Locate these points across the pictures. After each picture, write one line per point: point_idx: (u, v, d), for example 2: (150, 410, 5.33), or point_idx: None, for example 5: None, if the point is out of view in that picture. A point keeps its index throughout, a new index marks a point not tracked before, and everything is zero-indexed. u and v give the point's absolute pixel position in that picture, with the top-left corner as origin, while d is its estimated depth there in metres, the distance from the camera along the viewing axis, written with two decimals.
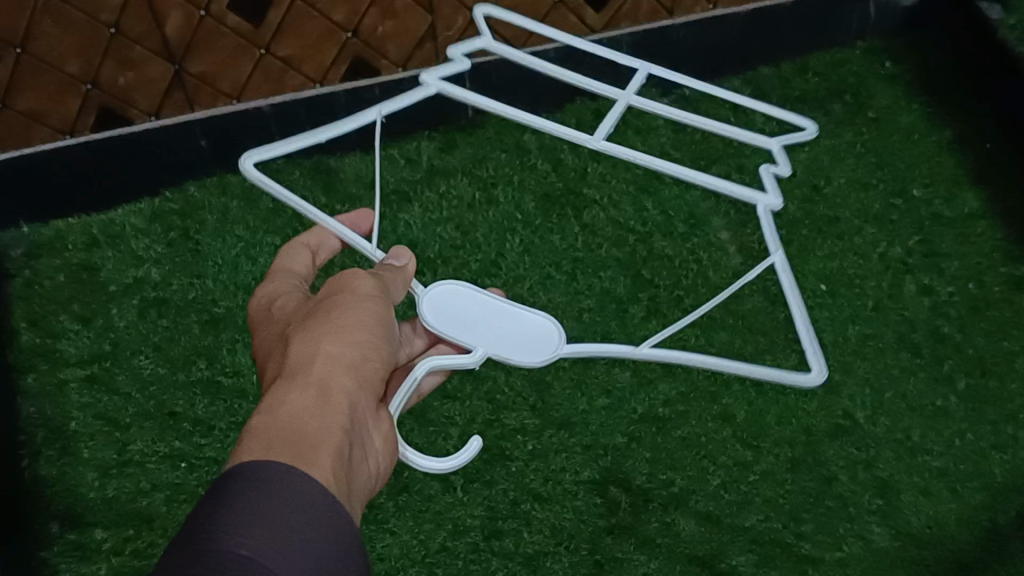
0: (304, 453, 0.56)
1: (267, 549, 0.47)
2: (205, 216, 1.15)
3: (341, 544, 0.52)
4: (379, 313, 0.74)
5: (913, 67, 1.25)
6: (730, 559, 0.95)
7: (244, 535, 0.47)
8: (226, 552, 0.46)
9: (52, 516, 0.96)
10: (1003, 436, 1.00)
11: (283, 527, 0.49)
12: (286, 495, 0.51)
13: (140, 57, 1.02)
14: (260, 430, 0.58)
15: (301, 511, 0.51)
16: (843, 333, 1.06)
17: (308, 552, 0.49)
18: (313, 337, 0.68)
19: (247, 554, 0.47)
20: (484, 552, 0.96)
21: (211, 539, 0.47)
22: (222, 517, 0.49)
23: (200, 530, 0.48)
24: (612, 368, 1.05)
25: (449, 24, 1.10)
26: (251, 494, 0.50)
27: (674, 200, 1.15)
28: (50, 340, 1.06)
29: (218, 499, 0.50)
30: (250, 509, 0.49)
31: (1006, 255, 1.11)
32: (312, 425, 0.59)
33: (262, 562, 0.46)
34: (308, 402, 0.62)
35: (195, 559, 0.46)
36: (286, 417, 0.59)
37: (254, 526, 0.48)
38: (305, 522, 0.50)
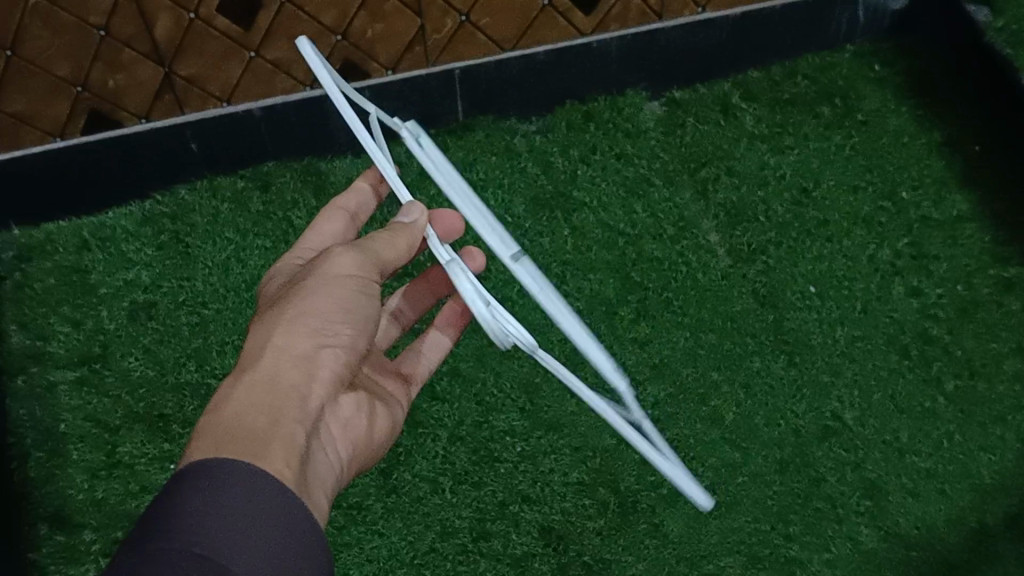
0: (252, 453, 0.54)
1: (222, 545, 0.47)
2: (196, 219, 1.15)
3: (301, 533, 0.52)
4: (362, 293, 0.68)
5: (902, 70, 1.26)
6: (718, 560, 0.95)
7: (196, 534, 0.47)
8: (181, 549, 0.46)
9: (41, 518, 0.96)
10: (991, 437, 1.00)
11: (237, 525, 0.48)
12: (245, 488, 0.51)
13: (130, 59, 1.03)
14: (206, 437, 0.56)
15: (260, 505, 0.51)
16: (832, 335, 1.06)
17: (265, 544, 0.49)
18: (276, 329, 0.64)
19: (201, 550, 0.46)
20: (472, 553, 0.96)
21: (168, 535, 0.47)
22: (174, 513, 0.48)
23: (153, 527, 0.48)
24: (600, 370, 1.04)
25: (438, 28, 1.10)
26: (209, 488, 0.50)
27: (663, 203, 1.15)
28: (40, 343, 1.06)
29: (172, 495, 0.50)
30: (210, 503, 0.49)
31: (995, 256, 1.11)
32: (261, 425, 0.57)
33: (217, 559, 0.47)
34: (258, 402, 0.59)
35: (150, 555, 0.46)
36: (232, 418, 0.57)
37: (209, 522, 0.48)
38: (264, 515, 0.50)
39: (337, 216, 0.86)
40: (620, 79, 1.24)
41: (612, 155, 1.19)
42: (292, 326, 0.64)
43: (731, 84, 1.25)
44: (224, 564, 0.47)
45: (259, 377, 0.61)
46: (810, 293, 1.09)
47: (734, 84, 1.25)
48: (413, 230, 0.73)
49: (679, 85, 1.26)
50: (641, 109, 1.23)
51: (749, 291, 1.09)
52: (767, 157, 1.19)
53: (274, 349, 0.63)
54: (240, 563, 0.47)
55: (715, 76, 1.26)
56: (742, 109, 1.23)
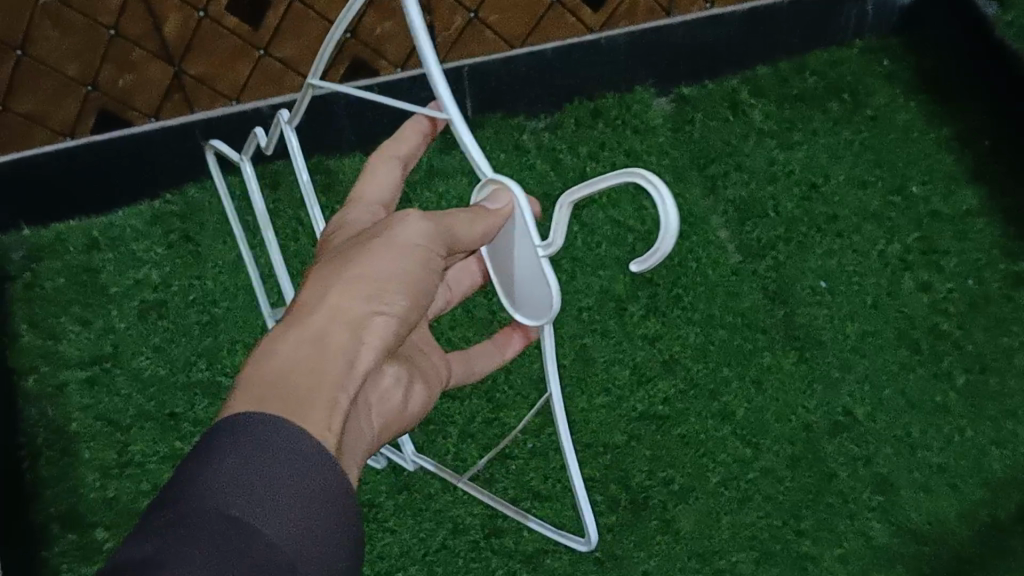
0: (297, 418, 0.45)
1: (260, 509, 0.42)
2: (205, 218, 1.15)
3: (342, 502, 0.45)
4: (427, 268, 0.58)
5: (911, 65, 1.26)
6: (729, 556, 0.95)
7: (233, 494, 0.42)
8: (214, 514, 0.41)
9: (52, 517, 0.97)
10: (1003, 432, 1.01)
11: (278, 491, 0.43)
12: (287, 445, 0.44)
13: (139, 58, 1.03)
14: (246, 393, 0.47)
15: (304, 465, 0.44)
16: (842, 330, 1.06)
17: (305, 510, 0.43)
18: (330, 279, 0.54)
19: (236, 514, 0.42)
20: (484, 550, 0.96)
21: (200, 495, 0.42)
22: (213, 467, 0.43)
23: (187, 480, 0.43)
24: (612, 366, 1.04)
25: (447, 26, 1.10)
26: (248, 440, 0.44)
27: (673, 198, 1.15)
28: (51, 342, 1.06)
29: (210, 445, 0.44)
30: (249, 458, 0.43)
31: (1005, 251, 1.11)
32: (309, 384, 0.48)
33: (251, 525, 0.42)
34: (307, 359, 0.49)
35: (181, 515, 0.41)
36: (282, 367, 0.48)
37: (247, 480, 0.43)
38: (308, 477, 0.44)
39: (392, 168, 0.75)
40: (628, 76, 1.23)
41: (621, 151, 1.18)
42: (349, 278, 0.54)
43: (740, 80, 1.25)
44: (257, 530, 0.42)
45: (312, 330, 0.50)
46: (820, 289, 1.09)
47: (742, 81, 1.25)
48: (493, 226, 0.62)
49: (687, 82, 1.25)
50: (649, 106, 1.22)
51: (759, 287, 1.09)
52: (776, 153, 1.18)
53: (329, 301, 0.52)
54: (276, 530, 0.42)
55: (724, 73, 1.26)
56: (751, 105, 1.22)
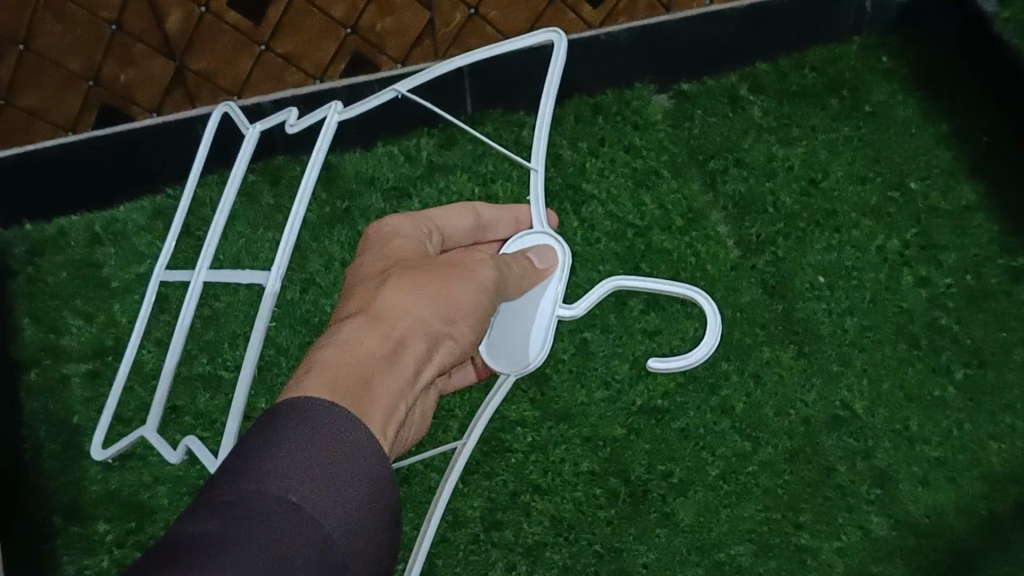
0: (366, 408, 0.44)
1: (320, 501, 0.39)
2: (207, 213, 1.15)
3: (391, 516, 0.42)
4: (485, 303, 0.57)
5: (911, 62, 1.25)
6: (728, 549, 0.96)
7: (294, 480, 0.39)
8: (276, 500, 0.38)
9: (55, 509, 0.98)
10: (1001, 426, 1.01)
11: (340, 484, 0.40)
12: (351, 438, 0.42)
13: (141, 53, 1.03)
14: (319, 373, 0.45)
15: (365, 458, 0.41)
16: (841, 324, 1.07)
17: (363, 504, 0.40)
18: (404, 292, 0.53)
19: (296, 502, 0.38)
20: (485, 543, 0.97)
21: (259, 479, 0.38)
22: (277, 449, 0.40)
23: (247, 462, 0.40)
24: (611, 360, 1.04)
25: (447, 21, 1.10)
26: (307, 428, 0.41)
27: (672, 194, 1.15)
28: (53, 336, 1.07)
29: (274, 428, 0.41)
30: (311, 445, 0.40)
31: (1004, 246, 1.11)
32: (380, 380, 0.46)
33: (313, 515, 0.38)
34: (379, 357, 0.48)
35: (243, 496, 0.38)
36: (358, 361, 0.47)
37: (310, 467, 0.39)
38: (369, 477, 0.41)
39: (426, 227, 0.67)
40: (628, 72, 1.24)
41: (621, 147, 1.18)
42: (421, 293, 0.53)
43: (739, 76, 1.25)
44: (318, 518, 0.38)
45: (384, 332, 0.49)
46: (819, 284, 1.09)
47: (741, 77, 1.25)
48: (536, 278, 0.69)
49: (688, 77, 1.26)
50: (648, 102, 1.23)
51: (758, 282, 1.09)
52: (775, 149, 1.19)
53: (401, 310, 0.51)
54: (337, 521, 0.39)
55: (723, 70, 1.27)
56: (750, 101, 1.23)
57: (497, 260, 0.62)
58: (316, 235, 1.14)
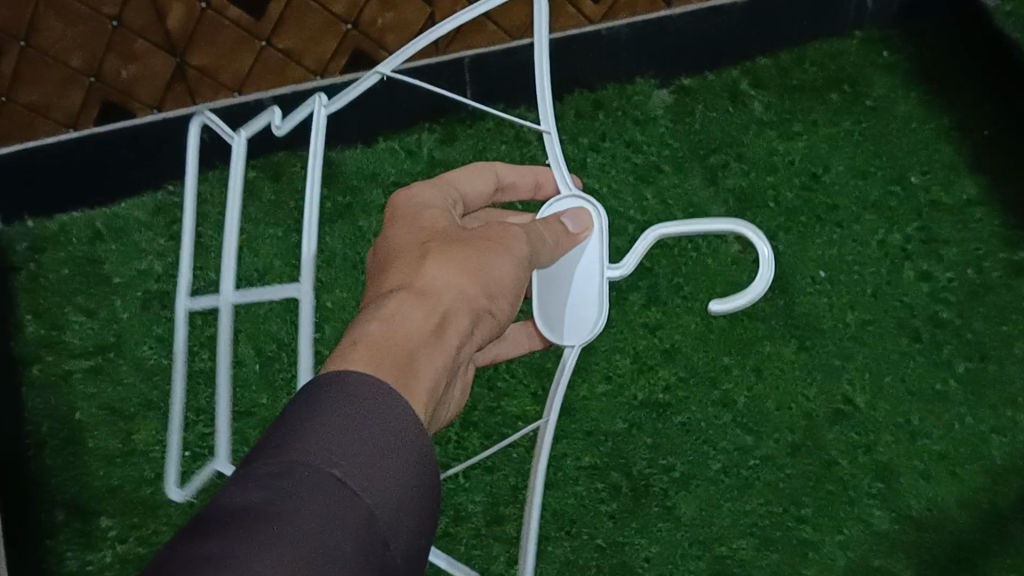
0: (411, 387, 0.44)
1: (366, 477, 0.37)
2: (208, 209, 1.15)
3: (431, 496, 0.41)
4: (517, 280, 0.57)
5: (912, 55, 1.24)
6: (730, 543, 0.97)
7: (339, 454, 0.37)
8: (319, 473, 0.36)
9: (59, 504, 0.99)
10: (1003, 419, 1.01)
11: (384, 461, 0.38)
12: (391, 416, 0.40)
13: (142, 49, 1.03)
14: (364, 348, 0.45)
15: (406, 436, 0.40)
16: (842, 319, 1.07)
17: (404, 486, 0.38)
18: (446, 266, 0.53)
19: (341, 477, 0.36)
20: (486, 538, 0.97)
21: (301, 451, 0.37)
22: (320, 421, 0.38)
23: (287, 431, 0.38)
24: (613, 356, 1.04)
25: (448, 15, 1.11)
26: (350, 402, 0.39)
27: (673, 189, 1.16)
28: (54, 332, 1.07)
29: (316, 399, 0.39)
30: (353, 422, 0.38)
31: (1005, 240, 1.11)
32: (424, 361, 0.46)
33: (358, 491, 0.36)
34: (424, 336, 0.48)
35: (287, 467, 0.36)
36: (402, 337, 0.46)
37: (355, 442, 0.38)
38: (411, 454, 0.40)
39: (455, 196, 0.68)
40: (629, 66, 1.23)
41: (622, 142, 1.18)
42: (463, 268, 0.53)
43: (740, 70, 1.24)
44: (363, 497, 0.36)
45: (428, 309, 0.49)
46: (820, 278, 1.09)
47: (743, 71, 1.24)
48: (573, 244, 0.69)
49: (688, 71, 1.25)
50: (649, 97, 1.22)
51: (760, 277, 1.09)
52: (776, 144, 1.19)
53: (444, 286, 0.51)
54: (382, 501, 0.37)
55: (724, 63, 1.25)
56: (750, 95, 1.23)
57: (528, 230, 0.61)
58: (317, 230, 1.14)
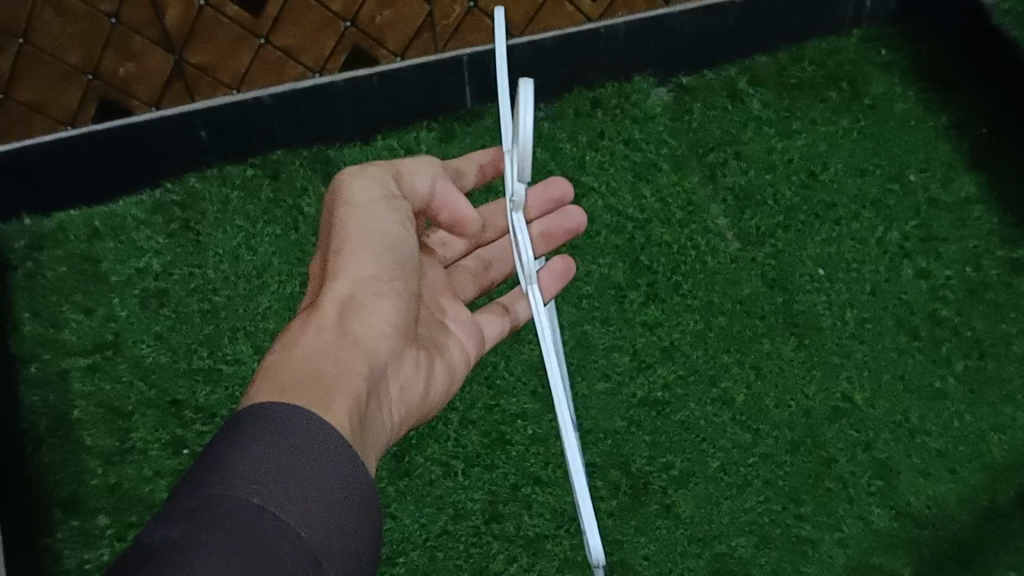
0: (308, 389, 0.66)
1: (280, 496, 0.53)
2: (206, 207, 1.15)
3: (342, 490, 0.57)
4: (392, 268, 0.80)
5: (909, 54, 1.25)
6: (730, 541, 0.95)
7: (257, 485, 0.53)
8: (243, 502, 0.52)
9: (55, 503, 0.98)
10: (1001, 417, 1.01)
11: (295, 479, 0.55)
12: (304, 431, 0.58)
13: (140, 47, 1.03)
14: (275, 376, 0.68)
15: (324, 460, 0.58)
16: (841, 316, 1.07)
17: (321, 503, 0.55)
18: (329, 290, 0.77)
19: (260, 502, 0.52)
20: (485, 535, 0.96)
21: (230, 486, 0.53)
22: (242, 454, 0.55)
23: (218, 467, 0.54)
24: (612, 353, 1.04)
25: (446, 14, 1.11)
26: (263, 421, 0.58)
27: (672, 187, 1.15)
28: (53, 330, 1.07)
29: (236, 432, 0.57)
30: (279, 452, 0.56)
31: (1004, 238, 1.12)
32: (319, 372, 0.69)
33: (274, 509, 0.52)
34: (326, 352, 0.72)
35: (217, 496, 0.52)
36: (291, 363, 0.69)
37: (267, 465, 0.55)
38: (312, 458, 0.57)
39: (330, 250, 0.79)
40: (628, 65, 1.23)
41: (620, 141, 1.18)
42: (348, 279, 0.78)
43: (739, 69, 1.25)
44: (281, 517, 0.52)
45: (323, 324, 0.75)
46: (819, 276, 1.09)
47: (741, 70, 1.25)
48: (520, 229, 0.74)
49: (686, 70, 1.25)
50: (648, 96, 1.22)
51: (757, 274, 1.09)
52: (775, 141, 1.19)
53: (341, 302, 0.77)
54: (298, 517, 0.53)
55: (723, 61, 1.26)
56: (749, 94, 1.23)
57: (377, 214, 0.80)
58: (315, 229, 1.13)
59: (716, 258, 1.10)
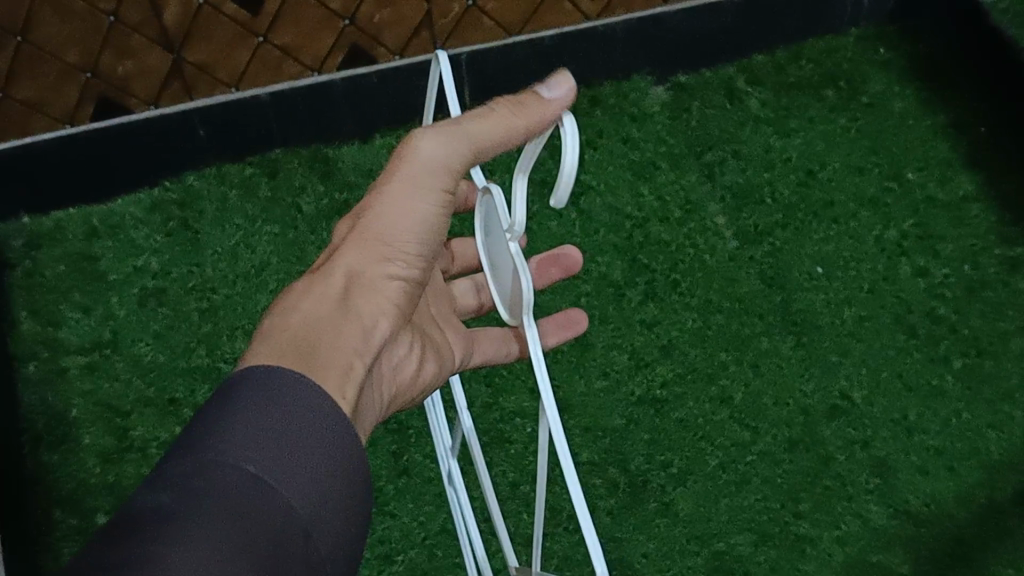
0: (316, 371, 0.57)
1: (274, 466, 0.51)
2: (204, 206, 1.15)
3: (344, 464, 0.54)
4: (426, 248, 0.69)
5: (907, 53, 1.25)
6: (728, 539, 0.96)
7: (251, 453, 0.51)
8: (235, 470, 0.50)
9: (54, 502, 0.98)
10: (1000, 415, 1.02)
11: (293, 451, 0.52)
12: (309, 410, 0.54)
13: (139, 46, 1.03)
14: (273, 346, 0.59)
15: (331, 432, 0.54)
16: (839, 315, 1.07)
17: (321, 476, 0.52)
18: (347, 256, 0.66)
19: (253, 470, 0.50)
20: (484, 534, 0.97)
21: (220, 454, 0.50)
22: (236, 422, 0.52)
23: (209, 433, 0.52)
24: (610, 351, 1.04)
25: (444, 13, 1.10)
26: (265, 388, 0.54)
27: (670, 185, 1.15)
28: (51, 329, 1.07)
29: (233, 400, 0.53)
30: (281, 419, 0.53)
31: (1001, 237, 1.12)
32: (325, 349, 0.60)
33: (267, 479, 0.50)
34: (337, 327, 0.63)
35: (205, 464, 0.50)
36: (294, 336, 0.60)
37: (263, 435, 0.52)
38: (318, 429, 0.54)
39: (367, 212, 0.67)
40: (627, 64, 1.23)
41: (619, 139, 1.18)
42: (362, 247, 0.67)
43: (737, 67, 1.25)
44: (274, 487, 0.50)
45: (328, 293, 0.64)
46: (817, 274, 1.09)
47: (739, 67, 1.25)
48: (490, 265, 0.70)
49: (685, 69, 1.25)
50: (646, 94, 1.22)
51: (756, 273, 1.09)
52: (773, 140, 1.19)
53: (351, 271, 0.66)
54: (291, 488, 0.51)
55: (722, 60, 1.26)
56: (747, 92, 1.22)
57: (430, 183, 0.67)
58: (314, 228, 1.14)
59: (714, 256, 1.10)
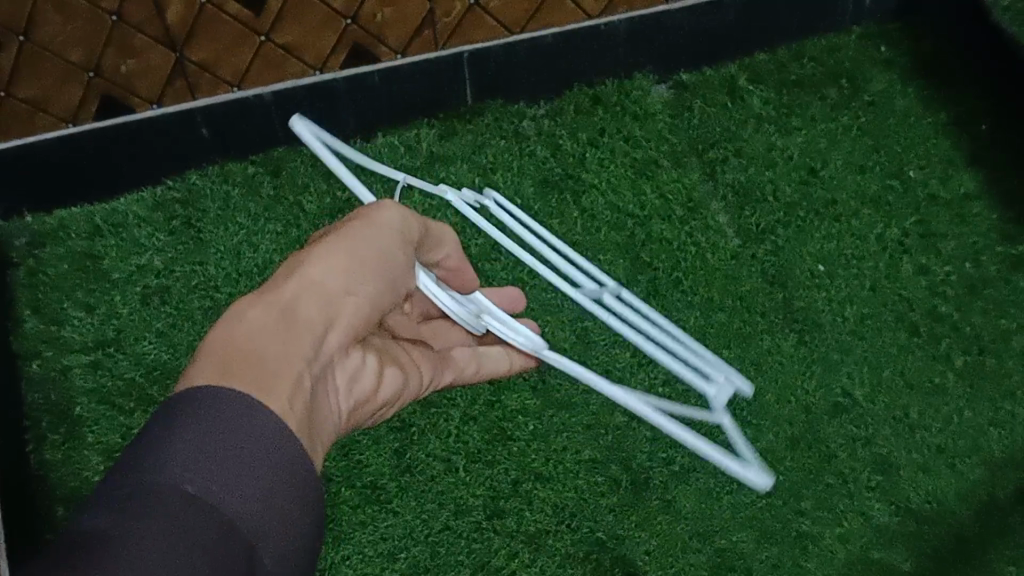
0: (258, 381, 0.52)
1: (219, 488, 0.45)
2: (207, 204, 1.16)
3: (293, 491, 0.48)
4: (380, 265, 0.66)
5: (909, 50, 1.24)
6: (730, 536, 0.96)
7: (193, 472, 0.45)
8: (175, 490, 0.44)
9: (57, 500, 0.99)
10: (1001, 412, 1.02)
11: (242, 470, 0.46)
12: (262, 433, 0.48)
13: (142, 44, 1.02)
14: (212, 357, 0.53)
15: (276, 439, 0.49)
16: (841, 313, 1.07)
17: (264, 488, 0.47)
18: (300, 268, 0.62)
19: (194, 491, 0.44)
20: (487, 531, 0.97)
21: (160, 474, 0.45)
22: (177, 440, 0.46)
23: (147, 454, 0.46)
24: (613, 349, 1.05)
25: (448, 11, 1.09)
26: (208, 404, 0.48)
27: (673, 183, 1.16)
28: (54, 327, 1.08)
29: (174, 417, 0.47)
30: (219, 431, 0.47)
31: (1003, 234, 1.12)
32: (272, 359, 0.54)
33: (210, 500, 0.44)
34: (288, 338, 0.57)
35: (141, 485, 0.44)
36: (243, 344, 0.54)
37: (208, 451, 0.46)
38: (266, 448, 0.48)
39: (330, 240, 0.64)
40: (629, 62, 1.22)
41: (620, 137, 1.19)
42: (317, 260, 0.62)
43: (739, 66, 1.24)
44: (218, 507, 0.45)
45: (278, 302, 0.59)
46: (819, 272, 1.09)
47: (741, 67, 1.24)
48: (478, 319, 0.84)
49: (687, 67, 1.25)
50: (648, 93, 1.22)
51: (758, 271, 1.10)
52: (775, 138, 1.19)
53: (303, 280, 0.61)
54: (239, 511, 0.45)
55: (723, 60, 1.25)
56: (749, 91, 1.22)
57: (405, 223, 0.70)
58: (316, 225, 1.14)
59: (716, 255, 1.10)
